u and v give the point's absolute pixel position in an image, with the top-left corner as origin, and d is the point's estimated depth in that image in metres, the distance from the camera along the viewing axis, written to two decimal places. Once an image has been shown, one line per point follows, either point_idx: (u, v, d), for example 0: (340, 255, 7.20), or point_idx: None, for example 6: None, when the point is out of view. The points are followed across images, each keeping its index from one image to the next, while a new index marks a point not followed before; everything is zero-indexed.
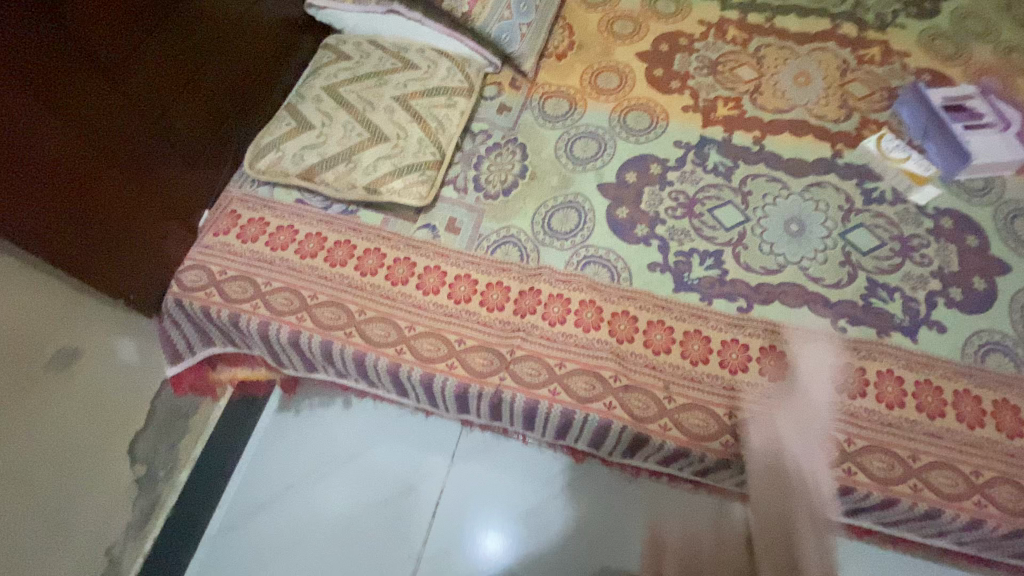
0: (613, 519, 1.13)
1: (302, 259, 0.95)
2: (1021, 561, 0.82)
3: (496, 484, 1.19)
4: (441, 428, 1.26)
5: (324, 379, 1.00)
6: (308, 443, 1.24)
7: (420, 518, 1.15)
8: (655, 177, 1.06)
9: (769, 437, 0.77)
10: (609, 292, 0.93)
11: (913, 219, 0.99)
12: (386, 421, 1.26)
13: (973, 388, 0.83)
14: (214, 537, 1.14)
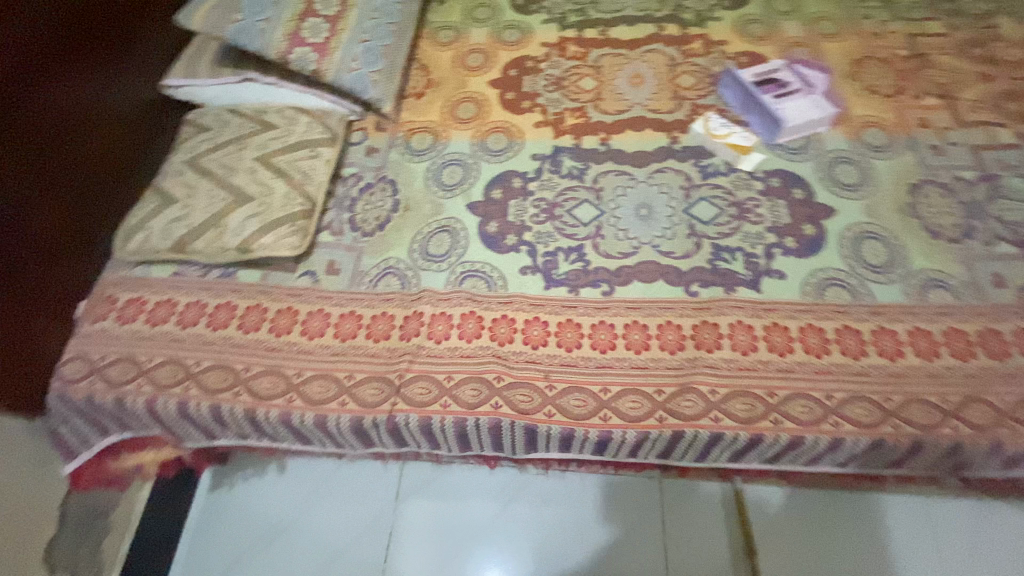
0: (560, 522, 1.17)
1: (184, 329, 0.97)
2: (901, 470, 0.88)
3: (446, 514, 1.20)
4: (379, 474, 1.26)
5: (229, 445, 1.00)
6: (248, 515, 1.21)
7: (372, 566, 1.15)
8: (519, 189, 1.14)
9: (636, 402, 0.87)
10: (488, 301, 0.98)
11: (746, 183, 1.11)
12: (323, 476, 1.26)
13: (816, 322, 0.91)
14: None
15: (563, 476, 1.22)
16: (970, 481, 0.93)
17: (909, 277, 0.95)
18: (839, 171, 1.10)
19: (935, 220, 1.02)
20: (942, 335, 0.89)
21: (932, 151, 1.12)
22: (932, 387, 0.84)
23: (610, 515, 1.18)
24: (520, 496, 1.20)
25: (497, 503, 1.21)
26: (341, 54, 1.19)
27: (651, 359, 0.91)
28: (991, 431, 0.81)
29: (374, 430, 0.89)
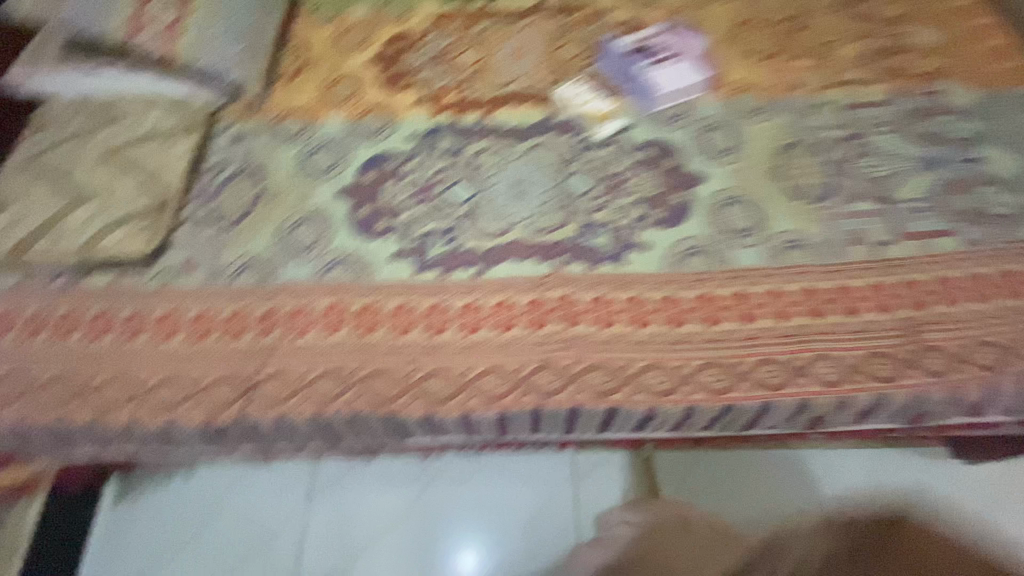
0: (473, 503, 1.19)
1: (25, 339, 0.91)
2: (775, 429, 0.90)
3: (365, 506, 1.20)
4: (297, 472, 1.23)
5: (89, 457, 0.96)
6: (154, 524, 1.17)
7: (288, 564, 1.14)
8: (392, 171, 1.10)
9: (498, 384, 0.85)
10: (355, 288, 0.94)
11: (620, 156, 1.10)
12: (236, 480, 1.22)
13: (674, 291, 0.93)
14: None
15: (477, 459, 1.24)
16: (835, 435, 0.97)
17: (769, 241, 0.97)
18: (710, 136, 1.10)
19: (799, 181, 1.03)
20: (798, 295, 0.90)
21: (804, 112, 1.12)
22: (784, 347, 0.86)
23: (541, 498, 1.20)
24: (439, 482, 1.22)
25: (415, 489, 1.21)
26: (191, 34, 1.14)
27: (516, 338, 0.88)
28: (836, 386, 0.84)
29: (229, 432, 0.88)
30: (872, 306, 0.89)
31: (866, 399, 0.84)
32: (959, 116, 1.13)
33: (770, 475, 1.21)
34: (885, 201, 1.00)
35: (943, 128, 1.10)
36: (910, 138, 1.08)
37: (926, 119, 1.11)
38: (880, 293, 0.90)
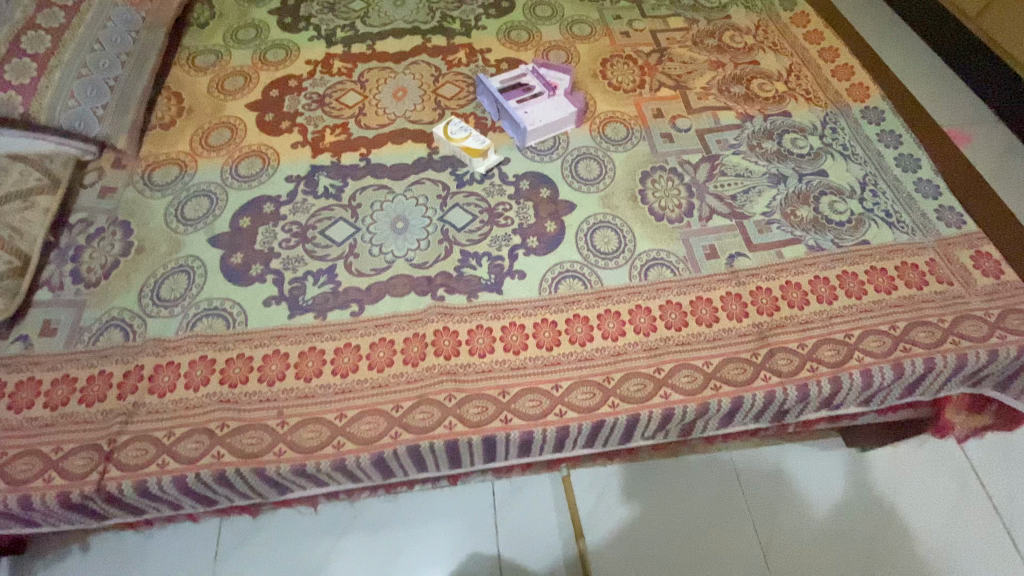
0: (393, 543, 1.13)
1: None
2: (650, 440, 0.94)
3: (277, 559, 1.11)
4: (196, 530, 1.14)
5: None
6: None
7: None
8: (270, 215, 1.09)
9: (370, 425, 0.84)
10: (224, 340, 0.93)
11: (498, 188, 1.14)
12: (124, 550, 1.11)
13: (548, 315, 0.96)
14: None
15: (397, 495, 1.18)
16: (713, 438, 1.02)
17: (633, 261, 1.03)
18: (581, 165, 1.18)
19: (660, 203, 1.12)
20: (659, 309, 0.96)
21: (663, 139, 1.23)
22: (648, 359, 0.91)
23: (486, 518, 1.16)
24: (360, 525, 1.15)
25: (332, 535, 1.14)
26: (49, 91, 1.08)
27: (393, 376, 0.89)
28: (695, 394, 0.87)
29: (88, 504, 0.80)
30: (726, 314, 0.96)
31: (723, 404, 0.87)
32: (804, 133, 1.23)
33: (707, 476, 1.19)
34: (736, 216, 1.10)
35: (788, 146, 1.21)
36: (758, 157, 1.19)
37: (773, 138, 1.22)
38: (734, 302, 0.97)
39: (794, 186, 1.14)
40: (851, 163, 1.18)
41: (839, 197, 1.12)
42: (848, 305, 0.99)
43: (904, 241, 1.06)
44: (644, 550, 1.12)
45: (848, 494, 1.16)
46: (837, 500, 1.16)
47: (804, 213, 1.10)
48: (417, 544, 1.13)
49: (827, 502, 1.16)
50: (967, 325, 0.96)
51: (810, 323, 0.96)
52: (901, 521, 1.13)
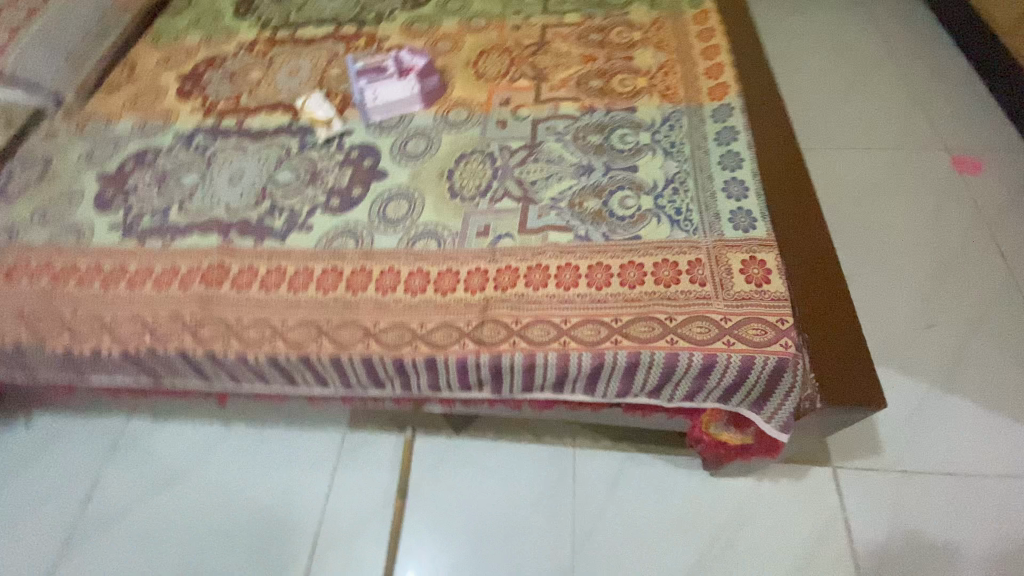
0: (249, 488, 1.52)
1: None
2: (385, 390, 1.03)
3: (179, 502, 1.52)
4: (134, 462, 1.59)
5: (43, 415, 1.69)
6: (35, 463, 1.61)
7: (110, 517, 1.51)
8: (148, 161, 1.33)
9: (132, 327, 1.02)
10: (72, 250, 1.16)
11: (329, 154, 1.27)
12: (88, 458, 1.60)
13: (310, 264, 1.08)
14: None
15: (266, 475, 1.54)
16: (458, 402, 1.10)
17: (409, 228, 1.12)
18: (410, 143, 1.26)
19: (461, 181, 1.18)
20: (407, 274, 1.05)
21: (497, 125, 1.27)
22: (372, 313, 1.00)
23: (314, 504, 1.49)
24: (235, 493, 1.52)
25: (215, 498, 1.52)
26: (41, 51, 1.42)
27: (165, 294, 1.06)
28: (394, 349, 0.96)
29: None
30: (465, 287, 1.02)
31: (417, 360, 0.95)
32: (637, 130, 1.22)
33: (507, 488, 1.47)
34: (527, 200, 1.12)
35: (614, 140, 1.20)
36: (578, 148, 1.20)
37: (602, 133, 1.22)
38: (479, 277, 1.03)
39: (597, 177, 1.14)
40: (667, 161, 1.15)
41: (633, 193, 1.11)
42: (585, 294, 0.98)
43: (679, 238, 1.02)
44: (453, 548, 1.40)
45: (613, 522, 1.40)
46: (599, 532, 1.39)
47: (591, 205, 1.10)
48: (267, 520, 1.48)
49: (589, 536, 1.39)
50: (695, 326, 0.90)
51: (536, 305, 0.98)
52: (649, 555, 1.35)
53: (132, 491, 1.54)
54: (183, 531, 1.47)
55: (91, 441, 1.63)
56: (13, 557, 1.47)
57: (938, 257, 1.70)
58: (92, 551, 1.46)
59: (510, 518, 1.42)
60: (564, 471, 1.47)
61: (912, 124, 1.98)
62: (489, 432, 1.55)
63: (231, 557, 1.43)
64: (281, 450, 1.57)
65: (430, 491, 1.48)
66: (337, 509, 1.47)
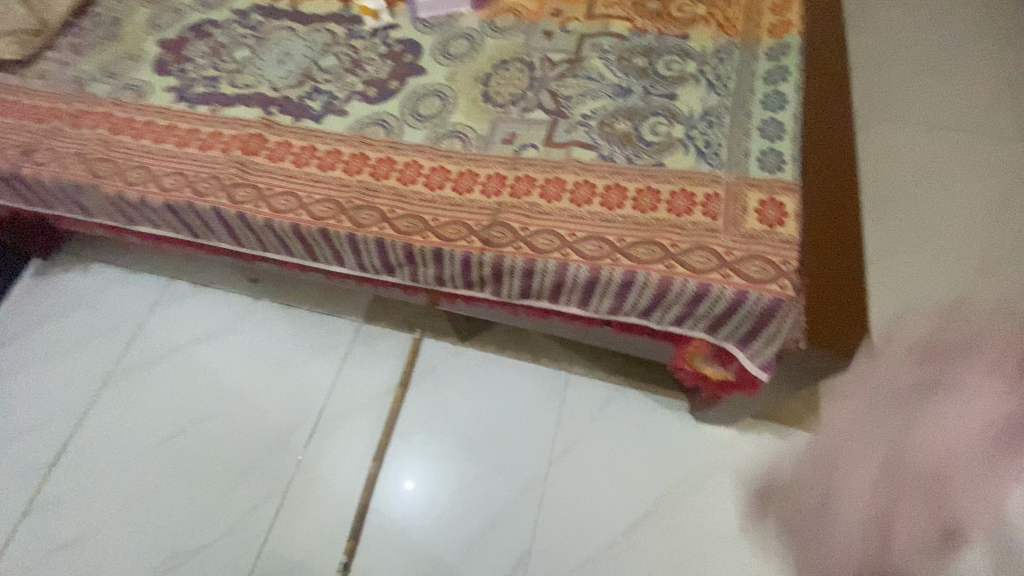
0: (270, 361, 1.66)
1: None
2: (395, 276, 1.10)
3: (204, 368, 1.67)
4: (177, 321, 1.75)
5: (103, 266, 1.86)
6: (94, 306, 1.80)
7: (147, 369, 1.68)
8: (205, 33, 1.37)
9: (174, 181, 1.10)
10: (129, 105, 1.25)
11: (374, 46, 1.28)
12: (135, 311, 1.78)
13: (340, 147, 1.12)
14: (28, 358, 1.74)
15: (290, 353, 1.67)
16: (460, 300, 1.17)
17: (438, 127, 1.14)
18: (453, 44, 1.26)
19: (496, 88, 1.18)
20: (429, 169, 1.08)
21: (543, 36, 1.24)
22: (390, 200, 1.05)
23: (325, 380, 1.62)
24: (260, 367, 1.66)
25: (240, 366, 1.66)
26: None
27: (207, 156, 1.13)
28: (406, 236, 1.01)
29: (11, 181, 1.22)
30: (481, 189, 1.04)
31: (425, 250, 1.00)
32: (685, 58, 1.17)
33: (503, 397, 1.55)
34: (557, 114, 1.12)
35: (658, 66, 1.16)
36: (620, 69, 1.17)
37: (648, 57, 1.18)
38: (495, 181, 1.05)
39: (634, 100, 1.11)
40: (708, 94, 1.11)
41: (667, 120, 1.08)
42: (595, 211, 0.98)
43: (703, 170, 1.01)
44: (444, 443, 1.51)
45: (597, 447, 1.46)
46: (582, 454, 1.46)
47: (622, 126, 1.08)
48: (282, 394, 1.61)
49: (572, 456, 1.46)
50: (697, 256, 0.91)
51: (546, 214, 0.99)
52: (623, 480, 1.42)
53: (168, 342, 1.71)
54: (208, 384, 1.64)
55: (141, 296, 1.80)
56: (68, 384, 1.68)
57: (986, 248, 1.61)
58: (131, 387, 1.66)
59: (501, 425, 1.51)
60: (559, 391, 1.54)
61: (999, 104, 1.81)
62: (491, 346, 1.62)
63: (248, 414, 1.59)
64: (299, 330, 1.70)
65: (434, 386, 1.58)
66: (343, 389, 1.60)
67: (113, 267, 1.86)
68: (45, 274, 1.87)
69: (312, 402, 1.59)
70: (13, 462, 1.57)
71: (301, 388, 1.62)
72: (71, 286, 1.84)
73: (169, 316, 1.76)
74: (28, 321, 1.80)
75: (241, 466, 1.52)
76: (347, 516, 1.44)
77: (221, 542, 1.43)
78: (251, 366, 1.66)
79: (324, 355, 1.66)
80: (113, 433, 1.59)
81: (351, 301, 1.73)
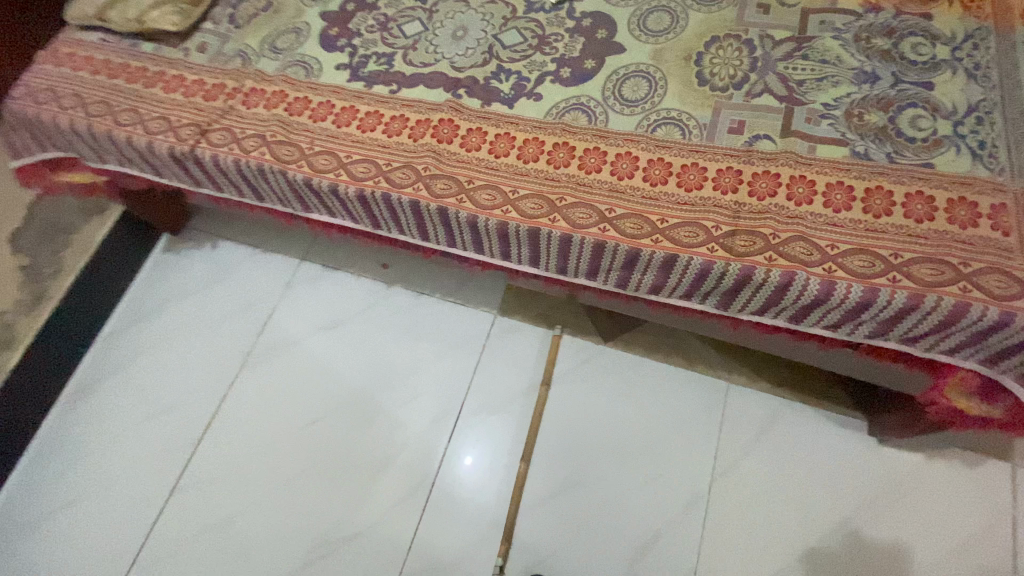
0: (404, 350, 1.62)
1: (95, 74, 1.25)
2: (597, 281, 1.01)
3: (339, 352, 1.65)
4: (308, 303, 1.72)
5: (230, 244, 1.84)
6: (223, 283, 1.79)
7: (281, 350, 1.67)
8: (369, 4, 1.28)
9: (365, 169, 1.04)
10: (301, 84, 1.18)
11: (559, 21, 1.16)
12: (264, 290, 1.76)
13: (541, 135, 1.02)
14: (161, 331, 1.74)
15: (426, 344, 1.62)
16: (657, 307, 1.08)
17: (648, 114, 1.02)
18: (652, 18, 1.13)
19: (711, 70, 1.04)
20: (646, 163, 0.97)
21: (757, 10, 1.09)
22: (608, 197, 0.95)
23: (462, 372, 1.57)
24: (396, 356, 1.62)
25: (374, 353, 1.63)
26: None
27: (396, 142, 1.06)
28: (632, 239, 0.91)
29: (184, 162, 1.17)
30: (711, 187, 0.93)
31: (655, 256, 0.90)
32: (939, 37, 1.00)
33: (656, 401, 1.46)
34: (790, 101, 0.98)
35: (907, 47, 1.00)
36: (859, 50, 1.01)
37: (892, 36, 1.02)
38: (728, 177, 0.93)
39: (883, 88, 0.97)
40: (973, 83, 0.95)
41: (929, 112, 0.93)
42: (856, 219, 0.86)
43: (984, 175, 0.86)
44: (593, 449, 1.44)
45: (763, 463, 1.37)
46: (745, 469, 1.37)
47: (874, 118, 0.94)
48: (421, 385, 1.57)
49: (735, 472, 1.37)
50: (994, 278, 0.79)
51: (795, 220, 0.88)
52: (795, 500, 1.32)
53: (303, 324, 1.70)
54: (344, 370, 1.62)
55: (268, 276, 1.78)
56: (203, 361, 1.68)
57: None
58: (268, 369, 1.65)
59: (653, 432, 1.43)
60: (717, 399, 1.44)
61: None
62: (638, 346, 1.54)
63: (386, 404, 1.56)
64: (433, 320, 1.65)
65: (580, 388, 1.51)
66: (485, 384, 1.55)
67: (241, 245, 1.84)
68: (174, 248, 1.86)
69: (451, 396, 1.55)
70: (155, 439, 1.58)
71: (437, 381, 1.57)
72: (198, 261, 1.83)
73: (300, 296, 1.73)
74: (158, 294, 1.79)
75: (383, 457, 1.50)
76: (497, 517, 1.40)
77: (368, 534, 1.42)
78: (386, 355, 1.63)
79: (459, 348, 1.60)
80: (253, 415, 1.59)
81: (486, 291, 1.67)
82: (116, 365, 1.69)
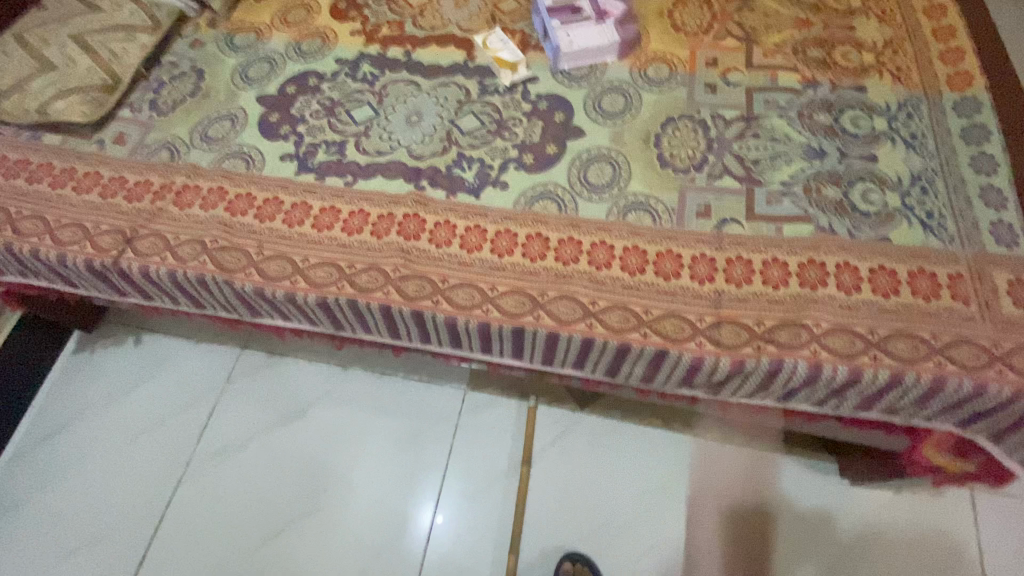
0: (369, 440, 1.50)
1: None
2: (584, 371, 0.98)
3: (295, 451, 1.49)
4: (255, 397, 1.56)
5: (158, 337, 1.65)
6: (151, 383, 1.58)
7: (227, 455, 1.49)
8: (312, 87, 1.20)
9: (325, 274, 0.96)
10: (241, 178, 1.08)
11: (516, 104, 1.14)
12: (202, 387, 1.57)
13: (513, 227, 0.99)
14: (78, 447, 1.50)
15: (393, 430, 1.51)
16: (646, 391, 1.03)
17: (618, 199, 1.02)
18: (607, 99, 1.14)
19: (672, 151, 1.06)
20: (622, 251, 0.96)
21: (705, 90, 1.14)
22: (591, 290, 0.92)
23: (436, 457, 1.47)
24: (361, 446, 1.49)
25: (336, 447, 1.49)
26: None
27: (358, 241, 0.99)
28: (621, 333, 0.88)
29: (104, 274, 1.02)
30: (689, 273, 0.93)
31: (646, 350, 0.87)
32: (871, 113, 1.08)
33: (641, 466, 1.40)
34: (750, 181, 1.02)
35: (845, 123, 1.07)
36: (804, 127, 1.07)
37: (829, 113, 1.09)
38: (705, 263, 0.93)
39: (831, 164, 1.03)
40: (907, 156, 1.03)
41: (876, 186, 1.00)
42: (831, 297, 0.89)
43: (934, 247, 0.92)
44: (583, 527, 1.35)
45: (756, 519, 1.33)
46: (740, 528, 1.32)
47: (828, 194, 0.99)
48: (393, 477, 1.45)
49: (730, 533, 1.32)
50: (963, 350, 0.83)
51: (775, 303, 0.89)
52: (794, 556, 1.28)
53: (249, 424, 1.52)
54: (303, 469, 1.47)
55: (207, 370, 1.60)
56: (132, 478, 1.46)
57: None
58: (213, 479, 1.46)
59: (641, 500, 1.37)
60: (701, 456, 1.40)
61: None
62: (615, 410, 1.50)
63: (354, 503, 1.43)
64: (399, 403, 1.54)
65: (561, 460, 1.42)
66: (462, 468, 1.46)
67: (171, 337, 1.65)
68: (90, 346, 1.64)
69: (426, 486, 1.44)
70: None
71: (410, 470, 1.46)
72: (119, 359, 1.61)
73: (246, 390, 1.57)
74: (72, 403, 1.56)
75: (356, 567, 1.36)
76: None
77: None
78: (350, 448, 1.49)
79: (430, 432, 1.50)
80: (198, 536, 1.39)
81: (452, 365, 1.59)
82: (25, 495, 1.45)
